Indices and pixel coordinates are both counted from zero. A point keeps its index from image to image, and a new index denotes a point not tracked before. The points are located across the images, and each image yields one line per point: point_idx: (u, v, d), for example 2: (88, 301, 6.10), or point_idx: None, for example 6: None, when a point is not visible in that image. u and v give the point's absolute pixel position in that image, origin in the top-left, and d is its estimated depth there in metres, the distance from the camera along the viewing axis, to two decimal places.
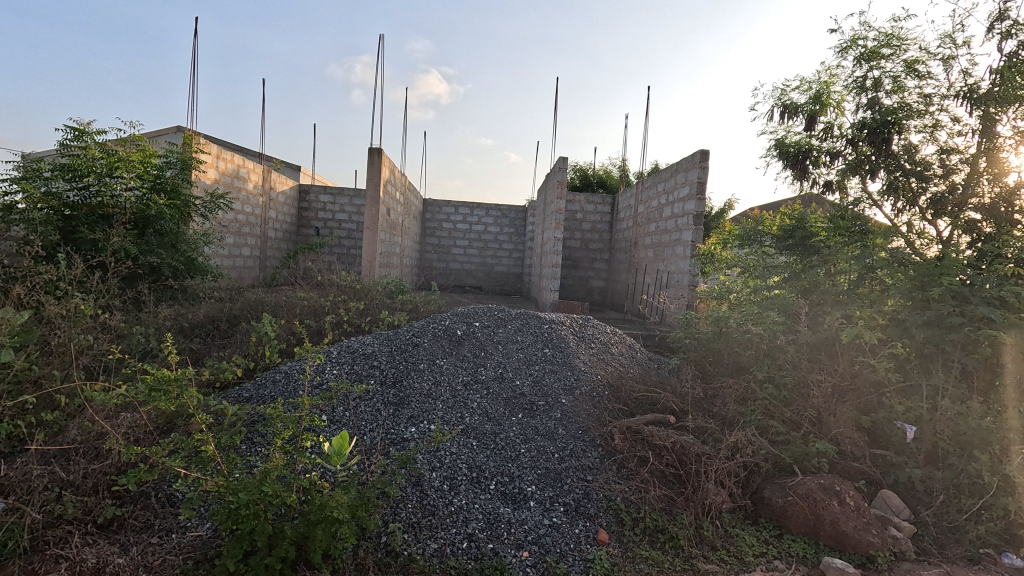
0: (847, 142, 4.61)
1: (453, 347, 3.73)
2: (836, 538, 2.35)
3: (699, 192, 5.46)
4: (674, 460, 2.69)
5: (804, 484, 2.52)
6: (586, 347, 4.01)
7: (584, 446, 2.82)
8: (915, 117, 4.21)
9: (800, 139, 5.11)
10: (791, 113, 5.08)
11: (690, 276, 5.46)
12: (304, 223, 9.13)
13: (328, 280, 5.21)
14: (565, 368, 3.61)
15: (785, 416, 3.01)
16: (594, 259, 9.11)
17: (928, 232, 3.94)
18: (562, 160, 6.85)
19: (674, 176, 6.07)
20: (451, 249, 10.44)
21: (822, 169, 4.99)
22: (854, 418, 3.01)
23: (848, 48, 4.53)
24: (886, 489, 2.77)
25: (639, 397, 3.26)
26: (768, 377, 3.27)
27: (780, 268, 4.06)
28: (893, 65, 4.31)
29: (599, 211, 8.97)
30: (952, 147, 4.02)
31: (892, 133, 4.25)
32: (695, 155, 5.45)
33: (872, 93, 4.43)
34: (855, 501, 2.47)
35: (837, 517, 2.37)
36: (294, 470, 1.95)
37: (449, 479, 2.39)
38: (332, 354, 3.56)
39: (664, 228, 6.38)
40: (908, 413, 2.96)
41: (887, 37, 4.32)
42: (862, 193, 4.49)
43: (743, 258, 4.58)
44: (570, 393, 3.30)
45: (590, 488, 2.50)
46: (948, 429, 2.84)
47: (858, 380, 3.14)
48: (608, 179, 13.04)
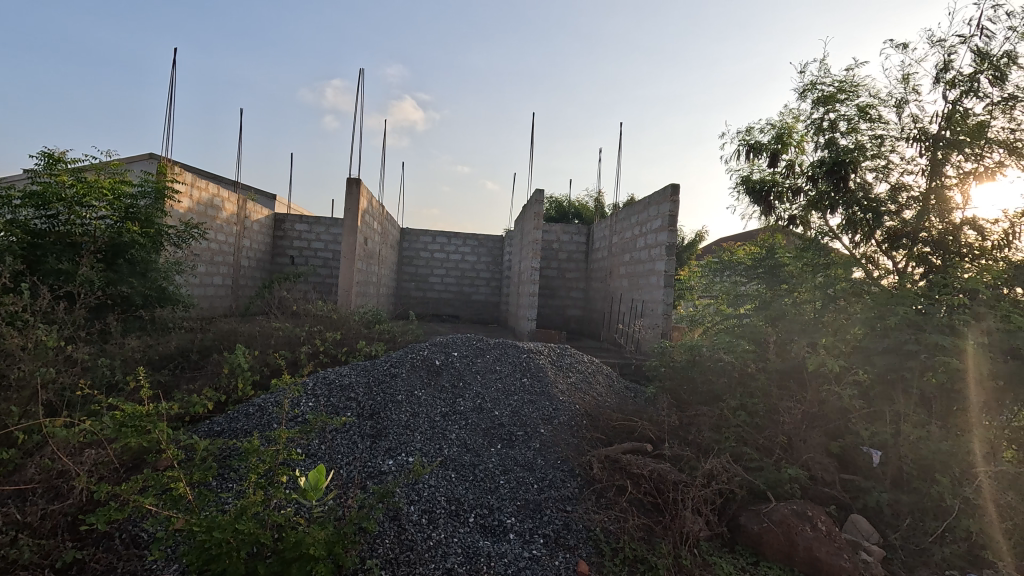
0: (807, 178, 4.87)
1: (432, 377, 3.72)
2: (810, 564, 2.39)
3: (671, 224, 5.66)
4: (652, 489, 2.72)
5: (777, 511, 2.57)
6: (564, 376, 4.03)
7: (563, 476, 2.82)
8: (868, 157, 4.50)
9: (765, 177, 5.35)
10: (756, 153, 5.33)
11: (665, 305, 5.60)
12: (280, 251, 9.05)
13: (305, 311, 5.17)
14: (542, 398, 3.62)
15: (758, 443, 3.09)
16: (571, 287, 9.23)
17: (885, 264, 4.19)
18: (539, 192, 7.02)
19: (647, 208, 6.29)
20: (429, 278, 10.45)
21: (786, 205, 5.19)
22: (824, 444, 3.13)
23: (807, 91, 4.82)
24: (856, 514, 2.84)
25: (616, 425, 3.29)
26: (741, 405, 3.37)
27: (750, 296, 4.21)
28: (848, 109, 4.60)
29: (575, 241, 9.15)
30: (904, 185, 4.29)
31: (849, 171, 4.51)
32: (666, 189, 5.69)
33: (829, 134, 4.71)
34: (827, 526, 2.52)
35: (810, 542, 2.42)
36: (268, 507, 1.90)
37: (427, 513, 2.37)
38: (308, 385, 3.50)
39: (638, 258, 6.55)
40: (874, 439, 3.09)
41: (842, 83, 4.62)
42: (823, 227, 4.74)
43: (713, 288, 4.75)
44: (549, 423, 3.31)
45: (570, 518, 2.50)
46: (911, 453, 2.99)
47: (826, 407, 3.27)
48: (583, 210, 13.38)
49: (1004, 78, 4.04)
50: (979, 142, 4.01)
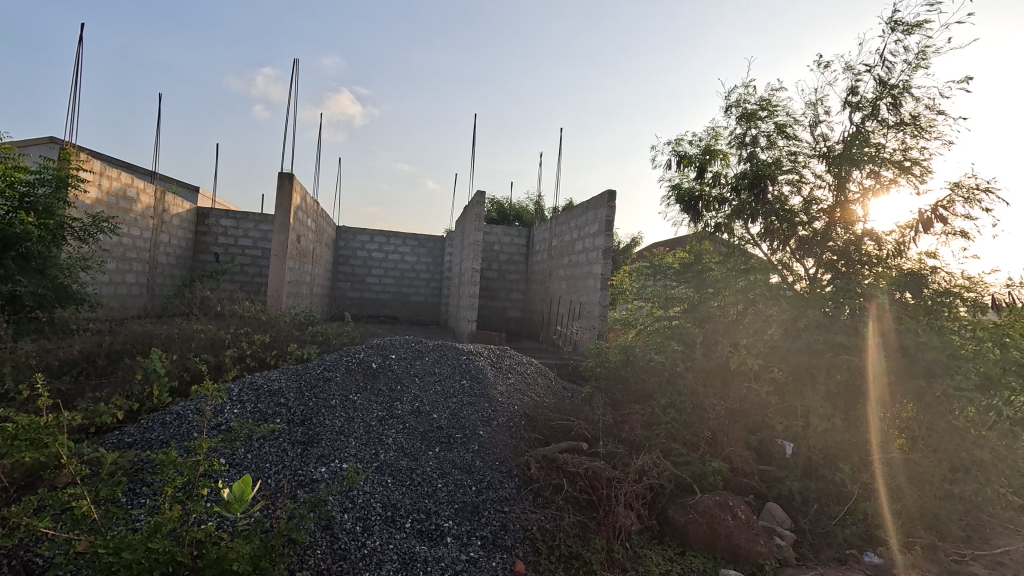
0: (731, 189, 5.19)
1: (368, 380, 3.62)
2: (731, 550, 2.56)
3: (607, 229, 5.85)
4: (587, 486, 2.79)
5: (702, 502, 2.72)
6: (503, 377, 4.05)
7: (501, 477, 2.84)
8: (784, 172, 4.86)
9: (693, 186, 5.61)
10: (686, 163, 5.61)
11: (601, 307, 5.78)
12: (202, 248, 8.46)
13: (231, 312, 4.88)
14: (482, 400, 3.62)
15: (685, 438, 3.26)
16: (511, 289, 9.30)
17: (797, 270, 4.55)
18: (480, 194, 7.03)
19: (585, 213, 6.46)
20: (366, 278, 10.17)
21: (712, 213, 5.43)
22: (744, 438, 3.36)
23: (732, 107, 5.13)
24: (771, 502, 3.06)
25: (554, 425, 3.35)
26: (671, 403, 3.55)
27: (679, 300, 4.44)
28: (768, 125, 4.95)
29: (515, 243, 9.23)
30: (814, 198, 4.68)
31: (768, 183, 4.86)
32: (603, 196, 5.88)
33: (751, 148, 5.05)
34: (746, 514, 2.71)
35: (731, 530, 2.59)
36: (187, 522, 1.78)
37: (362, 520, 2.30)
38: (233, 391, 3.30)
39: (576, 261, 6.71)
40: (787, 431, 3.37)
41: (763, 102, 4.97)
42: (745, 235, 5.07)
43: (646, 291, 4.95)
44: (488, 425, 3.32)
45: (508, 519, 2.52)
46: (818, 444, 3.27)
47: (746, 403, 3.51)
48: (523, 213, 13.52)
49: (898, 105, 4.50)
50: (878, 161, 4.46)
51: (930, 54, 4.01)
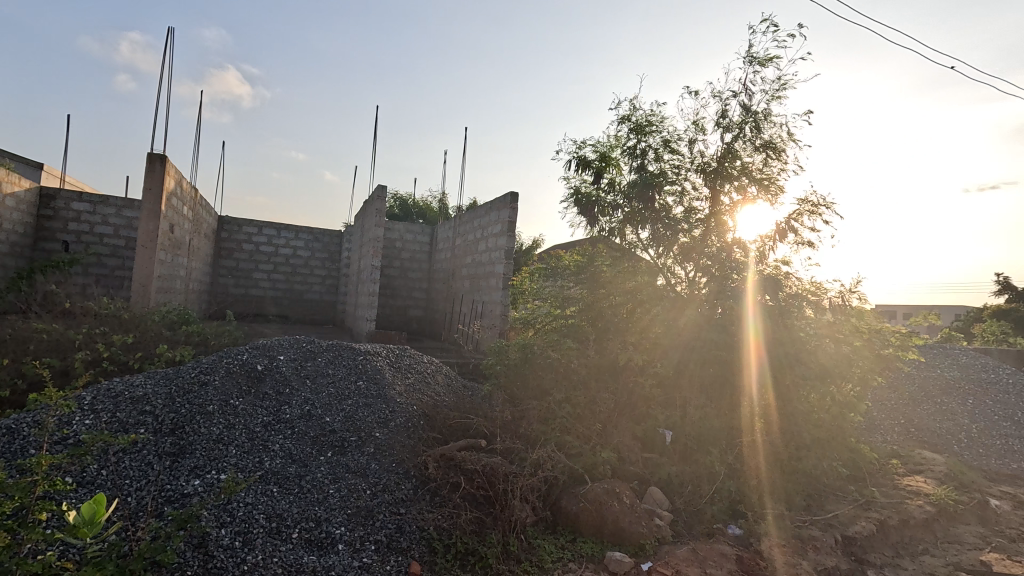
0: (623, 197, 5.55)
1: (252, 384, 3.35)
2: (616, 533, 2.75)
3: (509, 230, 5.97)
4: (484, 482, 2.81)
5: (592, 490, 2.89)
6: (402, 378, 3.96)
7: (398, 478, 2.78)
8: (668, 183, 5.30)
9: (590, 191, 5.92)
10: (583, 170, 5.91)
11: (502, 306, 5.89)
12: (46, 234, 7.26)
13: (83, 309, 4.24)
14: (378, 401, 3.51)
15: (579, 431, 3.43)
16: (412, 288, 9.12)
17: (678, 273, 5.00)
18: (381, 188, 6.81)
19: (488, 213, 6.54)
20: (253, 273, 9.39)
21: (606, 218, 5.79)
22: (630, 428, 3.62)
23: (624, 119, 5.49)
24: (653, 486, 3.33)
25: (452, 424, 3.35)
26: (566, 398, 3.71)
27: (575, 300, 4.66)
28: (654, 139, 5.37)
29: (418, 241, 9.07)
30: (693, 208, 5.18)
31: (654, 193, 5.28)
32: (506, 197, 5.99)
33: (640, 159, 5.44)
34: (630, 499, 2.92)
35: (617, 514, 2.78)
36: (17, 554, 1.51)
37: (242, 534, 2.14)
38: (84, 400, 2.88)
39: (479, 261, 6.77)
40: (668, 420, 3.70)
41: (650, 117, 5.38)
42: (635, 240, 5.45)
43: (545, 290, 5.12)
44: (385, 427, 3.23)
45: (403, 521, 2.47)
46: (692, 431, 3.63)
47: (633, 396, 3.80)
48: (426, 210, 13.32)
49: (760, 129, 5.12)
50: (743, 179, 5.05)
51: (784, 87, 4.61)
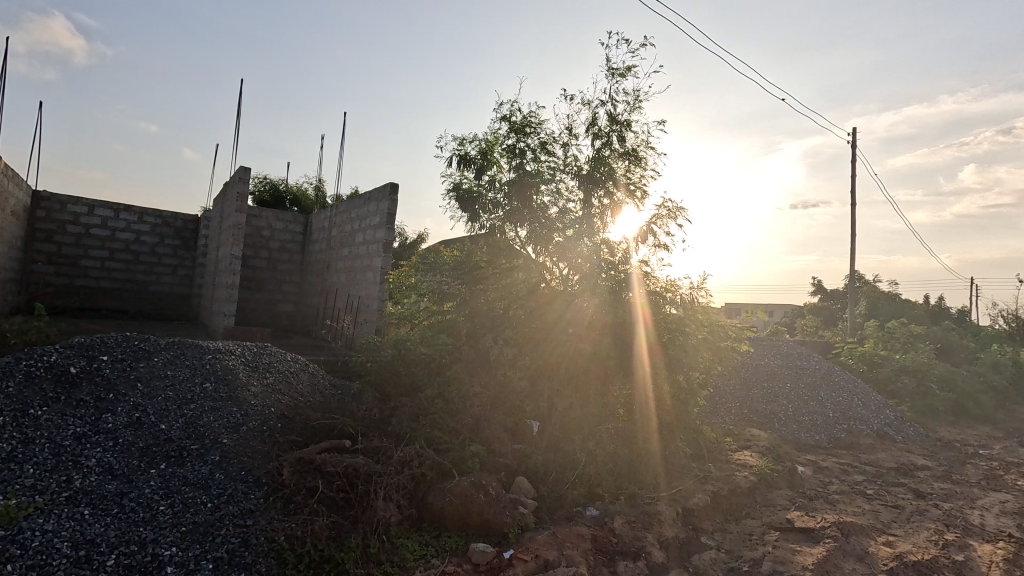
0: (503, 194, 5.63)
1: (63, 392, 2.91)
2: (481, 525, 2.81)
3: (388, 222, 5.79)
4: (344, 484, 2.67)
5: (458, 484, 2.90)
6: (259, 377, 3.62)
7: (247, 488, 2.54)
8: (545, 183, 5.51)
9: (472, 187, 5.91)
10: (464, 164, 5.92)
11: (379, 301, 5.68)
12: None
13: None
14: (229, 403, 3.18)
15: (450, 426, 3.43)
16: (282, 280, 8.43)
17: (555, 270, 5.21)
18: (244, 170, 6.21)
19: (366, 204, 6.29)
20: (80, 260, 7.99)
21: (486, 214, 5.82)
22: (502, 421, 3.71)
23: (503, 119, 5.60)
24: (521, 476, 3.44)
25: (314, 425, 3.13)
26: (438, 394, 3.70)
27: (452, 295, 4.67)
28: (532, 139, 5.55)
29: (289, 230, 8.42)
30: (567, 208, 5.44)
31: (532, 192, 5.45)
32: (386, 188, 5.80)
33: (519, 159, 5.59)
34: (496, 490, 2.99)
35: (482, 507, 2.83)
36: None
37: (38, 567, 1.92)
38: None
39: (355, 253, 6.46)
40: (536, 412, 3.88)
41: (528, 118, 5.55)
42: (514, 237, 5.57)
43: (422, 285, 5.04)
44: (234, 432, 2.93)
45: (249, 533, 2.28)
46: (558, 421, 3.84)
47: (505, 389, 3.91)
48: (301, 196, 12.38)
49: (624, 138, 5.56)
50: (611, 184, 5.44)
51: (642, 100, 5.04)
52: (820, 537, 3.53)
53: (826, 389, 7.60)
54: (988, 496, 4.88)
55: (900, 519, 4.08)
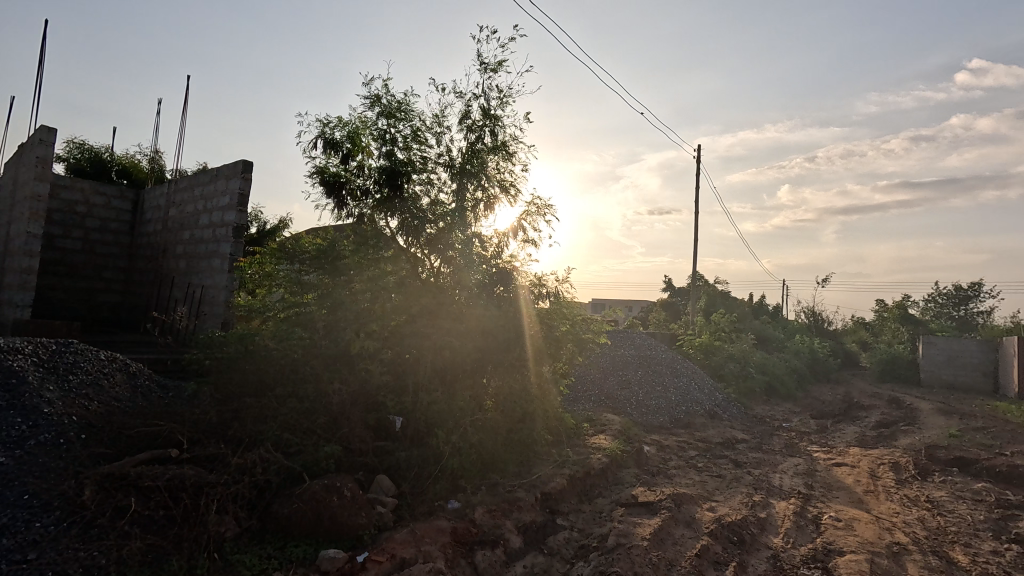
0: (373, 181, 5.35)
1: None
2: (333, 529, 2.66)
3: (239, 204, 5.21)
4: (166, 499, 2.37)
5: (309, 488, 2.72)
6: (59, 379, 3.06)
7: (30, 515, 2.14)
8: (416, 173, 5.37)
9: (338, 172, 5.48)
10: (330, 147, 5.53)
11: (226, 291, 5.10)
12: None
13: None
14: (10, 416, 2.65)
15: (302, 427, 3.20)
16: (103, 266, 7.16)
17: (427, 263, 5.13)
18: (49, 131, 5.16)
19: (214, 182, 5.58)
20: None
21: (354, 202, 5.49)
22: (363, 418, 3.57)
23: (373, 102, 5.35)
24: (381, 474, 3.36)
25: (131, 435, 2.74)
26: (291, 393, 3.46)
27: (312, 287, 4.35)
28: (404, 127, 5.38)
29: (114, 207, 7.18)
30: (439, 201, 5.37)
31: (403, 181, 5.28)
32: (237, 165, 5.21)
33: (390, 146, 5.37)
34: (352, 491, 2.83)
35: (335, 510, 2.68)
36: None
37: None
38: None
39: (199, 237, 5.71)
40: (399, 407, 3.78)
41: (399, 104, 5.36)
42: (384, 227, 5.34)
43: (278, 275, 4.58)
44: (15, 450, 2.45)
45: (29, 568, 1.94)
46: (422, 416, 3.79)
47: (367, 385, 3.75)
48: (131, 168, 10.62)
49: (496, 133, 5.64)
50: (483, 178, 5.48)
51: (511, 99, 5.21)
52: (657, 509, 3.94)
53: (671, 375, 8.54)
54: (786, 462, 5.86)
55: (721, 486, 4.73)
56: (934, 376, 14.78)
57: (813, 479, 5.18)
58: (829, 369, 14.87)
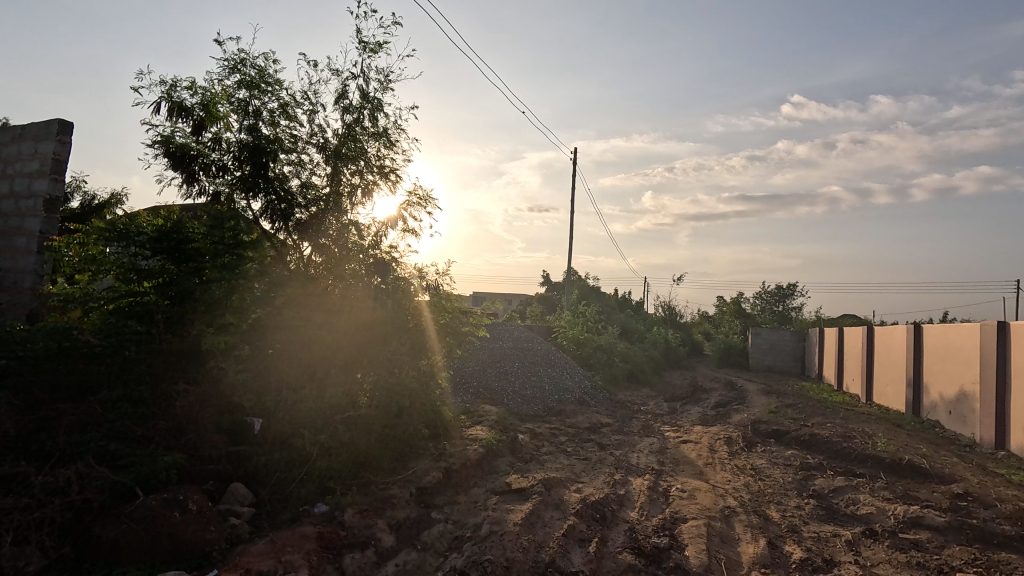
0: (232, 157, 4.79)
1: None
2: (174, 548, 2.56)
3: (53, 170, 4.38)
4: None
5: (143, 506, 2.59)
6: None
7: None
8: (284, 152, 4.92)
9: (189, 143, 4.80)
10: (178, 113, 4.85)
11: (33, 276, 4.27)
12: None
13: None
14: None
15: (136, 435, 3.00)
16: None
17: (295, 250, 4.80)
18: None
19: (17, 140, 4.51)
20: None
21: (208, 179, 4.88)
22: (216, 421, 3.30)
23: (232, 68, 4.79)
24: (236, 482, 3.18)
25: None
26: (124, 394, 3.13)
27: (151, 275, 3.66)
28: (270, 100, 4.90)
29: None
30: (309, 184, 5.00)
31: (268, 160, 4.80)
32: (51, 123, 4.36)
33: (253, 120, 4.86)
34: (199, 504, 2.73)
35: (175, 527, 2.58)
36: None
37: None
38: None
39: None
40: (256, 408, 3.54)
41: (264, 74, 4.86)
42: (244, 209, 4.83)
43: (107, 258, 3.73)
44: None
45: None
46: (285, 415, 3.57)
47: (221, 385, 3.43)
48: None
49: (375, 118, 5.38)
50: (360, 164, 5.21)
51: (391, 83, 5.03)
52: (529, 494, 4.11)
53: (545, 365, 8.98)
54: (642, 441, 6.50)
55: (587, 467, 5.11)
56: (760, 361, 17.39)
57: (664, 455, 5.82)
58: (680, 356, 16.76)
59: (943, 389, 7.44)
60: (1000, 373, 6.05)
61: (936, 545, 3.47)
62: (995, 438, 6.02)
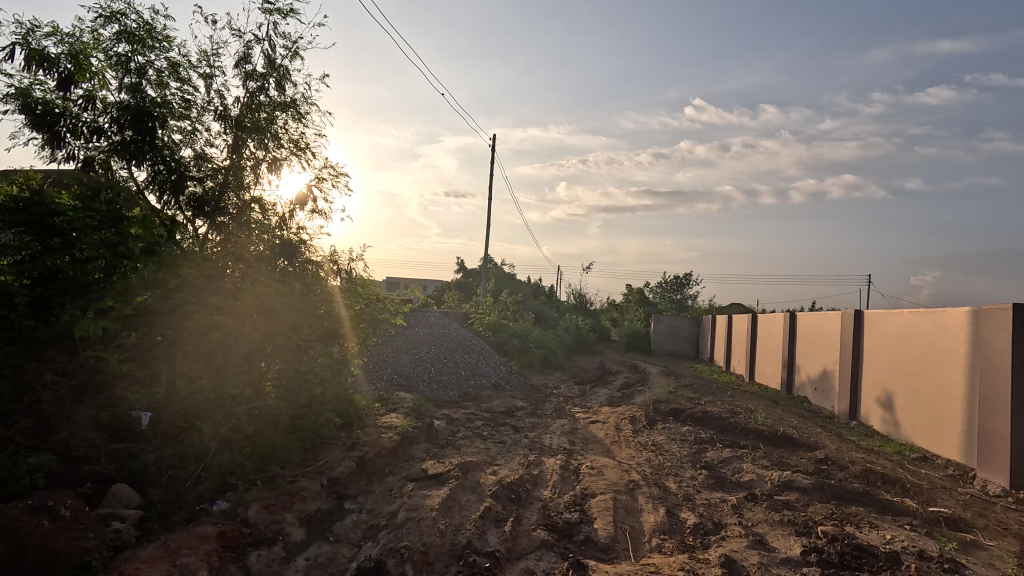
0: (109, 119, 4.20)
1: None
2: (43, 560, 2.26)
3: None
4: None
5: (3, 515, 2.28)
6: None
7: None
8: (174, 119, 4.43)
9: (52, 100, 4.15)
10: (38, 63, 4.16)
11: None
12: None
13: None
14: None
15: None
16: None
17: (188, 227, 4.42)
18: None
19: None
20: None
21: (79, 142, 4.25)
22: (92, 417, 2.97)
23: (110, 18, 4.20)
24: (120, 483, 2.88)
25: None
26: None
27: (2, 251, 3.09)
28: (157, 58, 4.37)
29: None
30: (204, 156, 4.56)
31: (154, 126, 4.27)
32: None
33: (134, 78, 4.30)
34: (73, 510, 2.45)
35: (45, 536, 2.29)
36: None
37: None
38: None
39: None
40: (142, 401, 3.15)
41: (150, 29, 4.33)
42: (124, 178, 4.30)
43: None
44: None
45: None
46: (178, 407, 3.28)
47: (99, 376, 3.08)
48: None
49: (282, 88, 5.00)
50: (265, 137, 4.82)
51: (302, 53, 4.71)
52: (446, 479, 4.13)
53: (462, 351, 8.99)
54: (555, 423, 6.76)
55: (501, 450, 5.23)
56: (661, 346, 18.68)
57: (575, 436, 6.10)
58: (590, 343, 17.54)
59: (811, 369, 8.49)
60: (854, 354, 7.02)
61: (803, 504, 3.98)
62: (849, 410, 6.99)
